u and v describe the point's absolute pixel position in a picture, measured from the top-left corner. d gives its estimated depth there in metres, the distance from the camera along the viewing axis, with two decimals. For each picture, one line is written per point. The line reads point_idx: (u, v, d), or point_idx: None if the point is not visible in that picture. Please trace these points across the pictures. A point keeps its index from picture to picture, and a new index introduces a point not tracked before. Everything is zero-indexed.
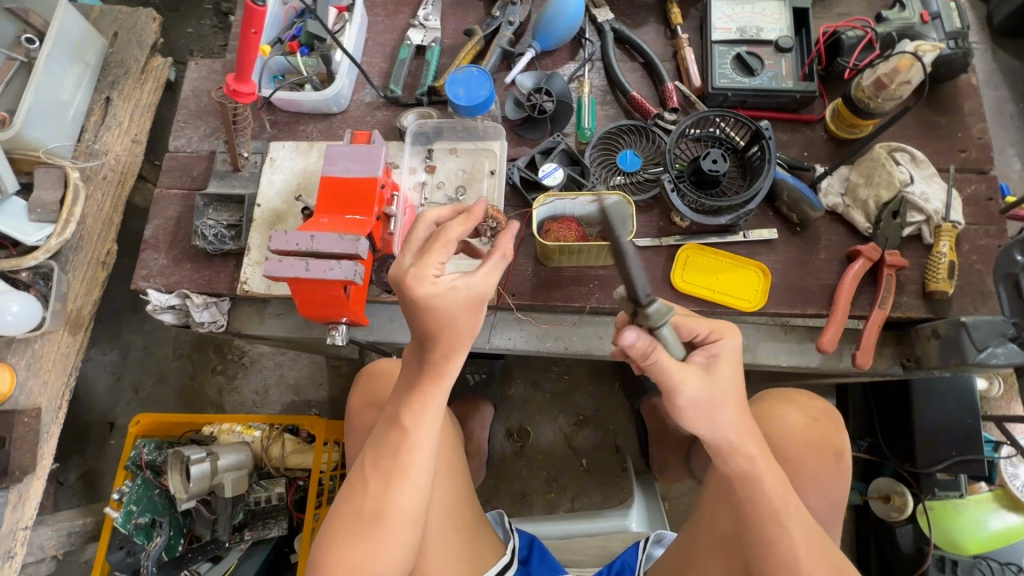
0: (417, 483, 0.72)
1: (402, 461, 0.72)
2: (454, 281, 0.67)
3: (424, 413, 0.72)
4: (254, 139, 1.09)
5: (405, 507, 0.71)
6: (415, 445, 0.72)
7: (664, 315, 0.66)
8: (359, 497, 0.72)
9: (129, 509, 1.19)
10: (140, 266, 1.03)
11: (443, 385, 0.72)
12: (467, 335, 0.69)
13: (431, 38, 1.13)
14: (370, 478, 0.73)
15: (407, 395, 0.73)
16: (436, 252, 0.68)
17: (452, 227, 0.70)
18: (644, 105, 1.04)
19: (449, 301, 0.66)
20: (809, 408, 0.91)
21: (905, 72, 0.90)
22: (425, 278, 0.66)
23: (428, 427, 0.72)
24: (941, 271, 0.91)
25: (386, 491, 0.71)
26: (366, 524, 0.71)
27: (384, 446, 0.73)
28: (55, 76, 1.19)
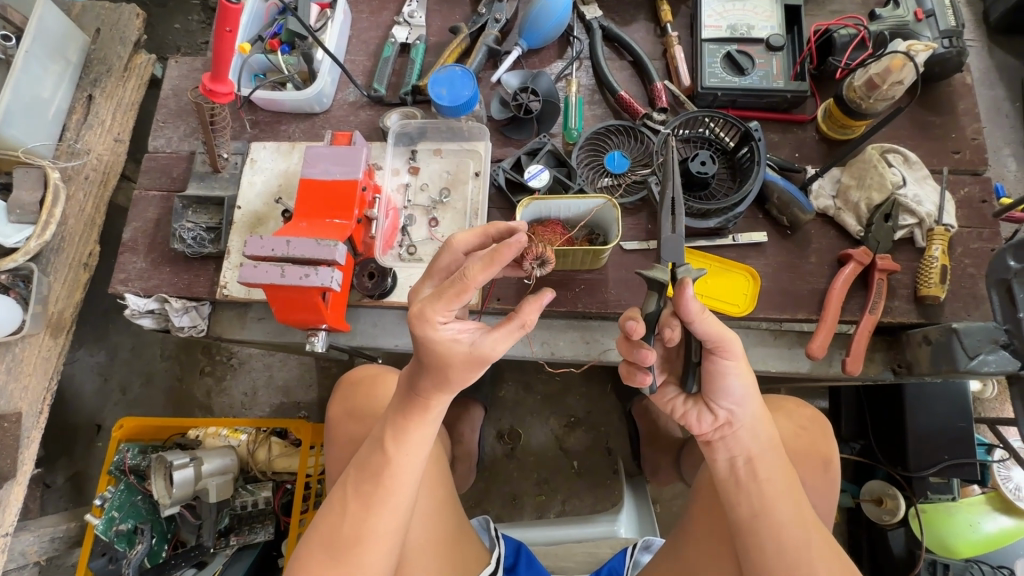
0: (398, 508, 0.71)
1: (384, 485, 0.71)
2: (458, 334, 0.64)
3: (409, 441, 0.71)
4: (235, 139, 1.07)
5: (385, 531, 0.70)
6: (399, 470, 0.71)
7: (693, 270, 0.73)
8: (338, 519, 0.71)
9: (110, 515, 1.19)
10: (118, 270, 1.01)
11: (431, 414, 0.71)
12: (460, 381, 0.66)
13: (416, 35, 1.10)
14: (351, 499, 0.71)
15: (392, 421, 0.72)
16: (449, 298, 0.62)
17: (475, 274, 0.60)
18: (632, 105, 1.02)
19: (445, 352, 0.64)
20: (797, 416, 0.90)
21: (897, 72, 0.88)
22: (431, 325, 0.63)
23: (415, 453, 0.72)
24: (933, 275, 0.90)
25: (365, 517, 0.70)
26: (345, 548, 0.69)
27: (367, 468, 0.72)
28: (34, 73, 1.16)
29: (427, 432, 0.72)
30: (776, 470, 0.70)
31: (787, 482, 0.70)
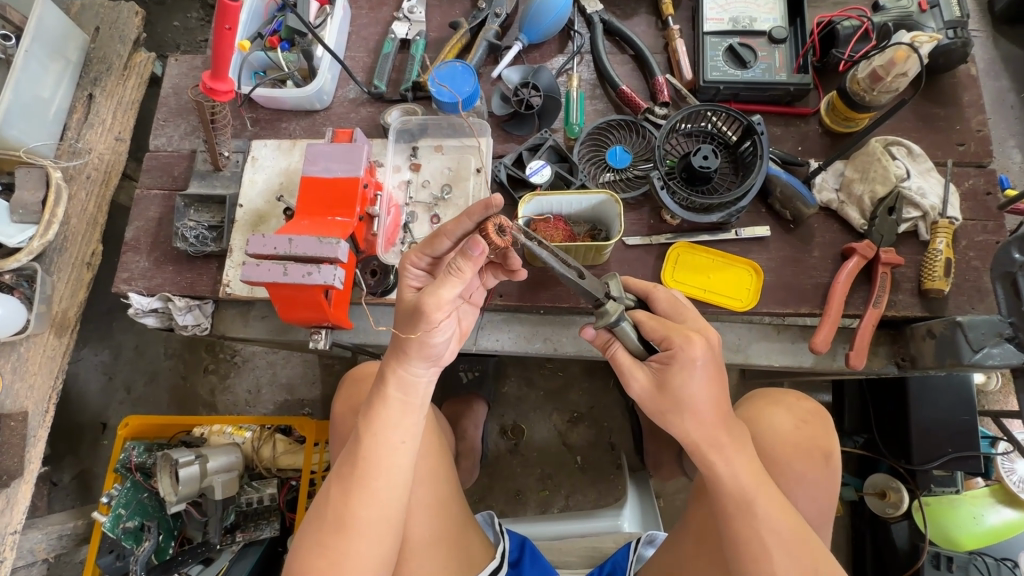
0: (377, 493, 0.72)
1: (361, 470, 0.72)
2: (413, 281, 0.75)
3: (379, 424, 0.73)
4: (235, 138, 1.07)
5: (369, 516, 0.71)
6: (376, 455, 0.72)
7: (616, 312, 0.74)
8: (322, 507, 0.73)
9: (118, 512, 1.19)
10: (121, 269, 1.01)
11: (396, 395, 0.74)
12: (414, 349, 0.71)
13: (416, 31, 1.10)
14: (333, 488, 0.73)
15: (366, 407, 0.74)
16: (430, 243, 0.76)
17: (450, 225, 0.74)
18: (634, 99, 1.02)
19: (402, 295, 0.74)
20: (799, 410, 0.89)
21: (901, 64, 0.87)
22: (404, 265, 0.77)
23: (394, 437, 0.73)
24: (937, 268, 0.89)
25: (346, 503, 0.71)
26: (327, 534, 0.71)
27: (346, 456, 0.74)
28: (34, 72, 1.16)
29: (394, 415, 0.73)
30: (740, 460, 0.70)
31: (746, 467, 0.70)
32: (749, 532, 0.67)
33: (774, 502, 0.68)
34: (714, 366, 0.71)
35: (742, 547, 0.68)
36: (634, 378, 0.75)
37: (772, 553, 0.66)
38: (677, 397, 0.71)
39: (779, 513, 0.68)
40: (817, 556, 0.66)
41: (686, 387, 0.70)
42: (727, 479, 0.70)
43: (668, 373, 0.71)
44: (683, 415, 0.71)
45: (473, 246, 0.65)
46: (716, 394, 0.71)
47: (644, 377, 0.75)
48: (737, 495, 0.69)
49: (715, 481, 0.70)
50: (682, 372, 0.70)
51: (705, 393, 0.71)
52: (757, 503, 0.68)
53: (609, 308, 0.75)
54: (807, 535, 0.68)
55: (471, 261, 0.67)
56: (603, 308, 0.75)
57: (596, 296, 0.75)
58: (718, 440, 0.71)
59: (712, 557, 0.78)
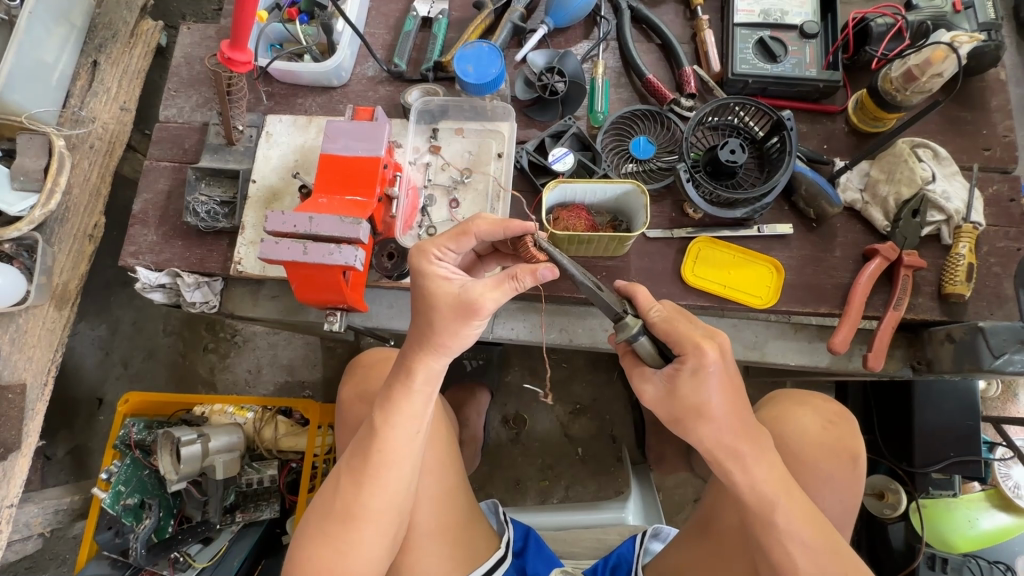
0: (389, 484, 0.71)
1: (375, 461, 0.71)
2: (450, 276, 0.70)
3: (397, 416, 0.71)
4: (249, 112, 1.04)
5: (380, 508, 0.71)
6: (390, 448, 0.71)
7: (636, 327, 0.71)
8: (333, 493, 0.72)
9: (117, 489, 1.18)
10: (128, 243, 0.99)
11: (415, 387, 0.72)
12: (450, 343, 0.70)
13: (438, 9, 1.07)
14: (345, 475, 0.72)
15: (383, 396, 0.73)
16: (453, 237, 0.72)
17: (480, 223, 0.71)
18: (661, 90, 1.00)
19: (440, 290, 0.69)
20: (825, 411, 0.89)
21: (937, 64, 0.86)
22: (427, 259, 0.71)
23: (409, 429, 0.72)
24: (959, 273, 0.89)
25: (357, 493, 0.71)
26: (336, 521, 0.71)
27: (360, 445, 0.72)
28: (37, 35, 1.12)
29: (415, 407, 0.72)
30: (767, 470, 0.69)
31: (768, 474, 0.69)
32: (771, 540, 0.68)
33: (797, 511, 0.68)
34: (726, 375, 0.69)
35: (764, 550, 0.69)
36: (647, 389, 0.73)
37: (798, 560, 0.67)
38: (695, 406, 0.69)
39: (801, 519, 0.68)
40: (842, 557, 0.67)
41: (702, 397, 0.68)
42: (747, 488, 0.69)
43: (681, 381, 0.69)
44: (706, 423, 0.69)
45: (548, 273, 0.65)
46: (729, 398, 0.69)
47: (653, 390, 0.72)
48: (761, 506, 0.69)
49: (743, 488, 0.69)
50: (699, 381, 0.68)
51: (719, 398, 0.69)
52: (778, 512, 0.68)
53: (626, 321, 0.72)
54: (831, 538, 0.68)
55: (537, 281, 0.66)
56: (621, 321, 0.72)
57: (615, 310, 0.73)
58: (742, 447, 0.69)
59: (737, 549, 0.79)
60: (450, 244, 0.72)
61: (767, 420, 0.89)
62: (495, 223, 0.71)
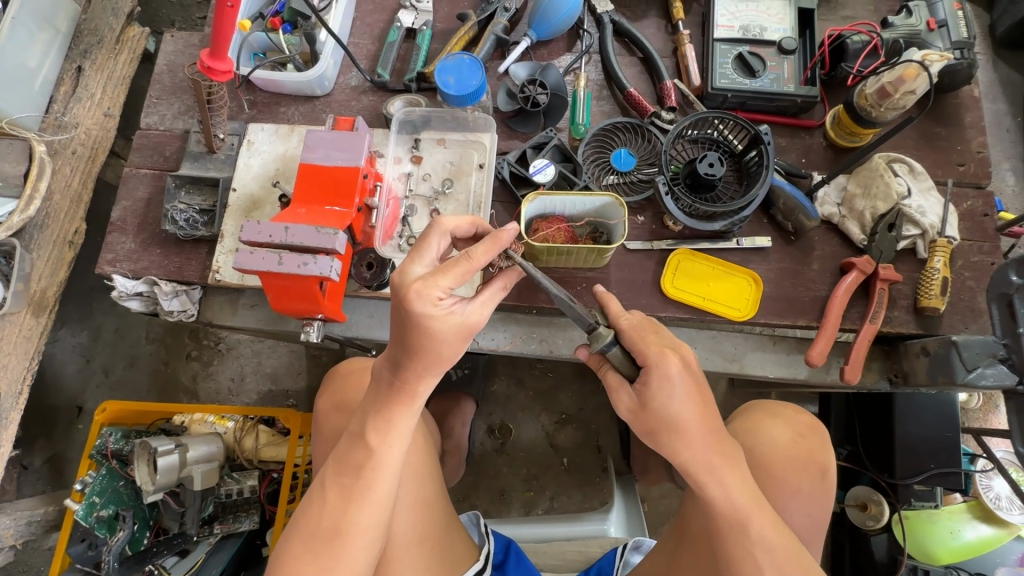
0: (377, 500, 0.71)
1: (366, 477, 0.70)
2: (452, 309, 0.66)
3: (391, 432, 0.70)
4: (231, 120, 1.04)
5: (367, 524, 0.70)
6: (381, 463, 0.70)
7: (605, 338, 0.73)
8: (317, 512, 0.70)
9: (91, 500, 1.14)
10: (106, 250, 0.98)
11: (414, 403, 0.71)
12: (448, 361, 0.68)
13: (423, 20, 1.08)
14: (331, 492, 0.71)
15: (375, 412, 0.71)
16: (451, 274, 0.65)
17: (478, 254, 0.66)
18: (641, 103, 1.01)
19: (442, 326, 0.65)
20: (797, 423, 0.89)
21: (910, 81, 0.87)
22: (430, 301, 0.64)
23: (399, 445, 0.71)
24: (934, 286, 0.90)
25: (346, 510, 0.70)
26: (323, 539, 0.69)
27: (349, 461, 0.71)
28: (20, 41, 1.12)
29: (408, 422, 0.71)
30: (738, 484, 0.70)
31: (741, 486, 0.70)
32: (742, 554, 0.68)
33: (767, 520, 0.69)
34: (692, 383, 0.71)
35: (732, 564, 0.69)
36: (621, 399, 0.75)
37: (765, 572, 0.67)
38: (664, 416, 0.71)
39: (772, 530, 0.68)
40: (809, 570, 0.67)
41: (672, 407, 0.70)
42: (720, 500, 0.70)
43: (649, 393, 0.70)
44: (675, 435, 0.71)
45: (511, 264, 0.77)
46: (696, 408, 0.71)
47: (629, 400, 0.74)
48: (729, 514, 0.69)
49: (711, 500, 0.70)
50: (664, 391, 0.70)
51: (687, 408, 0.71)
52: (751, 524, 0.68)
53: (599, 332, 0.74)
54: (799, 554, 0.68)
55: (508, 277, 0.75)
56: (593, 333, 0.75)
57: (587, 322, 0.75)
58: (716, 458, 0.71)
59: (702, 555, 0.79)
60: (452, 283, 0.66)
61: (739, 431, 0.90)
62: (491, 248, 0.67)
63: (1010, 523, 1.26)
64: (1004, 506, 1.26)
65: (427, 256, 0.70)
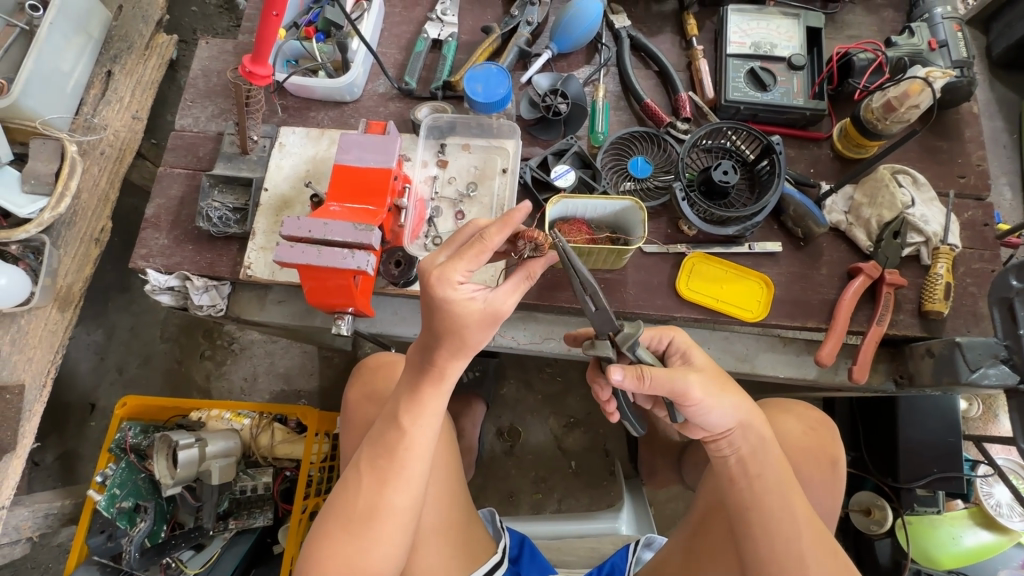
0: (410, 481, 0.73)
1: (399, 459, 0.73)
2: (472, 293, 0.69)
3: (422, 415, 0.73)
4: (264, 123, 1.08)
5: (400, 505, 0.73)
6: (413, 444, 0.73)
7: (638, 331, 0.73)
8: (354, 492, 0.73)
9: (113, 492, 1.17)
10: (140, 245, 1.01)
11: (443, 386, 0.74)
12: (474, 344, 0.71)
13: (448, 32, 1.13)
14: (366, 473, 0.74)
15: (407, 395, 0.74)
16: (467, 258, 0.69)
17: (492, 236, 0.69)
18: (658, 113, 1.06)
19: (464, 309, 0.68)
20: (808, 418, 0.93)
21: (914, 96, 0.92)
22: (450, 284, 0.68)
23: (428, 428, 0.74)
24: (937, 291, 0.94)
25: (380, 491, 0.72)
26: (359, 519, 0.72)
27: (382, 444, 0.74)
28: (57, 45, 1.16)
29: (438, 405, 0.74)
30: (769, 459, 0.75)
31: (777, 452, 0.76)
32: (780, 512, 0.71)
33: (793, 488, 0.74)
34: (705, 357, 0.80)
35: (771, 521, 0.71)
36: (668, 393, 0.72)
37: (799, 544, 0.70)
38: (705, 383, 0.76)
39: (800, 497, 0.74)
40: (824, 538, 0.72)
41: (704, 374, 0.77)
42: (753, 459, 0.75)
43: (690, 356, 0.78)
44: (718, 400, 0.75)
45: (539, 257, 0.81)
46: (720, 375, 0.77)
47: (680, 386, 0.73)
48: (768, 485, 0.73)
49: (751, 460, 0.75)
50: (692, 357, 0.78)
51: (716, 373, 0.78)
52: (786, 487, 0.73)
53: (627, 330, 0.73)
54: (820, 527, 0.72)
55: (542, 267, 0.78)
56: (621, 334, 0.73)
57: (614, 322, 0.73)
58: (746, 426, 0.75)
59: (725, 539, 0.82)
60: (471, 267, 0.69)
61: None
62: (504, 229, 0.69)
63: (1011, 530, 1.27)
64: (1005, 512, 1.29)
65: (453, 245, 0.74)
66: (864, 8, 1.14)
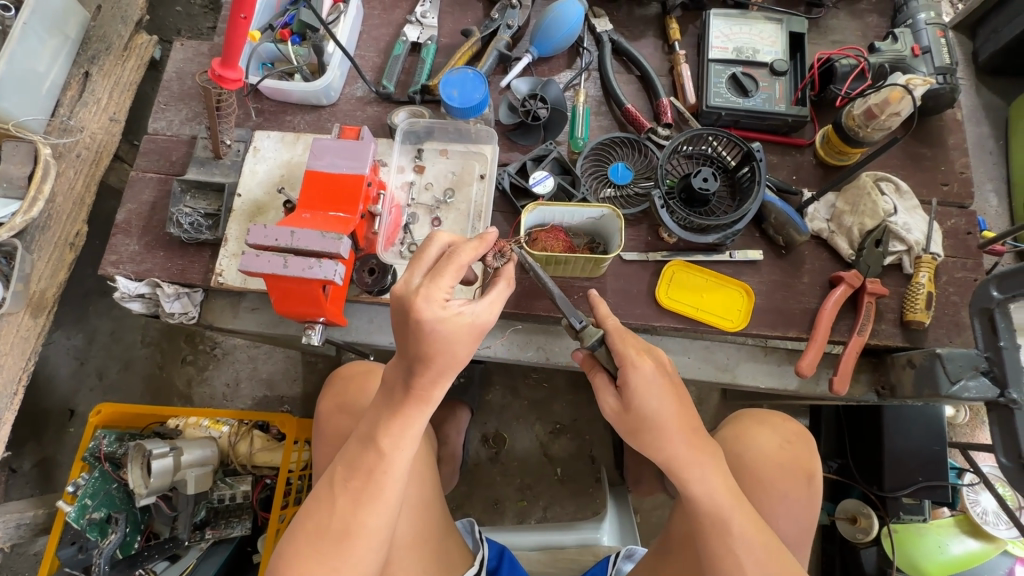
0: (387, 503, 0.72)
1: (377, 481, 0.71)
2: (460, 308, 0.68)
3: (405, 437, 0.72)
4: (238, 127, 1.06)
5: (376, 528, 0.71)
6: (391, 468, 0.72)
7: (594, 335, 0.80)
8: (327, 514, 0.71)
9: (83, 502, 1.15)
10: (110, 252, 0.99)
11: (427, 408, 0.73)
12: (462, 361, 0.70)
13: (428, 35, 1.11)
14: (341, 494, 0.71)
15: (387, 416, 0.73)
16: (449, 274, 0.68)
17: (465, 253, 0.69)
18: (639, 119, 1.04)
19: (455, 325, 0.67)
20: (783, 430, 0.91)
21: (894, 104, 0.91)
22: (435, 302, 0.67)
23: (407, 450, 0.73)
24: (919, 301, 0.93)
25: (355, 511, 0.70)
26: (332, 541, 0.70)
27: (359, 464, 0.72)
28: (31, 46, 1.14)
29: (418, 429, 0.73)
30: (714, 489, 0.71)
31: (721, 484, 0.71)
32: (723, 549, 0.69)
33: (747, 519, 0.70)
34: (668, 384, 0.74)
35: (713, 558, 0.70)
36: (604, 400, 0.77)
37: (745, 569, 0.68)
38: (643, 416, 0.73)
39: (753, 531, 0.69)
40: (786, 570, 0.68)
41: (647, 406, 0.72)
42: (703, 496, 0.71)
43: (630, 393, 0.73)
44: (650, 433, 0.73)
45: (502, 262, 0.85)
46: (673, 414, 0.72)
47: (613, 401, 0.76)
48: (710, 511, 0.70)
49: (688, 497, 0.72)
50: (640, 392, 0.72)
51: (667, 406, 0.72)
52: (731, 521, 0.70)
53: (584, 330, 0.80)
54: (778, 553, 0.69)
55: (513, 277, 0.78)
56: (581, 333, 0.81)
57: (574, 323, 0.81)
58: (695, 458, 0.72)
59: (688, 559, 0.80)
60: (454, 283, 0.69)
61: (729, 437, 0.92)
62: (480, 247, 0.70)
63: (997, 537, 1.27)
64: (991, 520, 1.28)
65: (428, 264, 0.71)
66: (848, 13, 1.13)
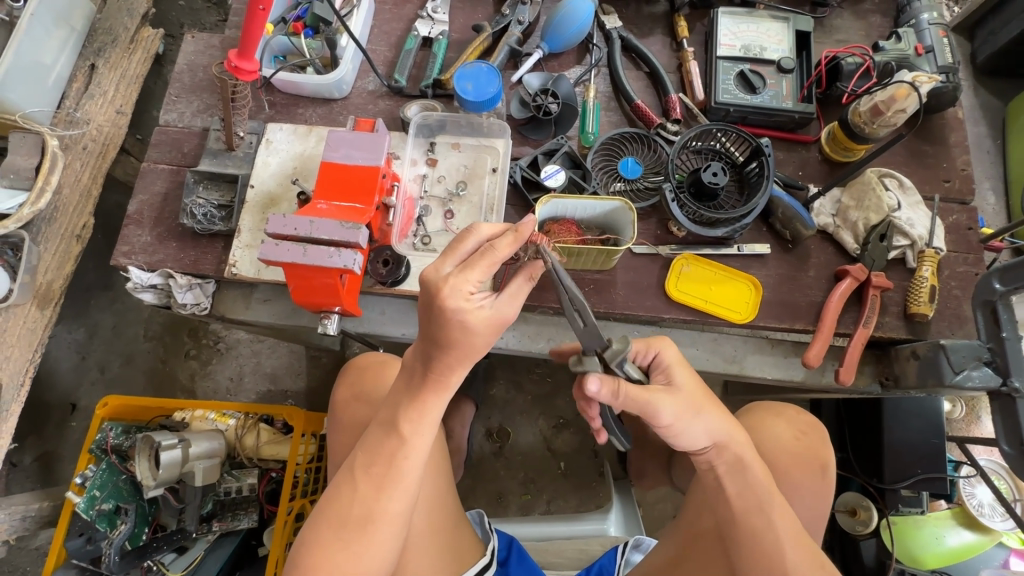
0: (406, 488, 0.73)
1: (397, 467, 0.72)
2: (483, 301, 0.68)
3: (424, 423, 0.73)
4: (250, 119, 1.06)
5: (397, 512, 0.72)
6: (410, 454, 0.72)
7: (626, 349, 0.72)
8: (348, 500, 0.72)
9: (91, 494, 1.15)
10: (122, 243, 0.99)
11: (446, 394, 0.74)
12: (479, 351, 0.70)
13: (439, 30, 1.12)
14: (362, 480, 0.72)
15: (407, 402, 0.73)
16: (480, 267, 0.68)
17: (500, 247, 0.69)
18: (649, 114, 1.06)
19: (473, 317, 0.67)
20: (798, 423, 0.93)
21: (901, 101, 0.93)
22: (461, 294, 0.67)
23: (426, 436, 0.74)
24: (923, 294, 0.95)
25: (377, 497, 0.71)
26: (354, 526, 0.71)
27: (379, 450, 0.73)
28: (38, 36, 1.14)
29: (434, 415, 0.74)
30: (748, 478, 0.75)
31: (759, 474, 0.76)
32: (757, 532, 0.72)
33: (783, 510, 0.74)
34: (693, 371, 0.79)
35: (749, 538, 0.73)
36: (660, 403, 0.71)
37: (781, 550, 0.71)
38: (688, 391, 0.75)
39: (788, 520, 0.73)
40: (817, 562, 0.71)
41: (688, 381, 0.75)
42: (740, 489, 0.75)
43: (672, 370, 0.76)
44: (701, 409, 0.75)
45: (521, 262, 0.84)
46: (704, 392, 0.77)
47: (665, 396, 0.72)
48: (752, 500, 0.74)
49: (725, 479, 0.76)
50: (677, 368, 0.76)
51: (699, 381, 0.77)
52: (770, 509, 0.73)
53: (614, 347, 0.72)
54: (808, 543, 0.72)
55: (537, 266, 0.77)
56: (609, 352, 0.72)
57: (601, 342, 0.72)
58: (738, 439, 0.76)
59: (708, 543, 0.82)
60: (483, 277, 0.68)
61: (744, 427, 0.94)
62: (513, 241, 0.70)
63: (993, 529, 1.28)
64: (986, 512, 1.30)
65: (459, 254, 0.71)
66: (852, 13, 1.15)
